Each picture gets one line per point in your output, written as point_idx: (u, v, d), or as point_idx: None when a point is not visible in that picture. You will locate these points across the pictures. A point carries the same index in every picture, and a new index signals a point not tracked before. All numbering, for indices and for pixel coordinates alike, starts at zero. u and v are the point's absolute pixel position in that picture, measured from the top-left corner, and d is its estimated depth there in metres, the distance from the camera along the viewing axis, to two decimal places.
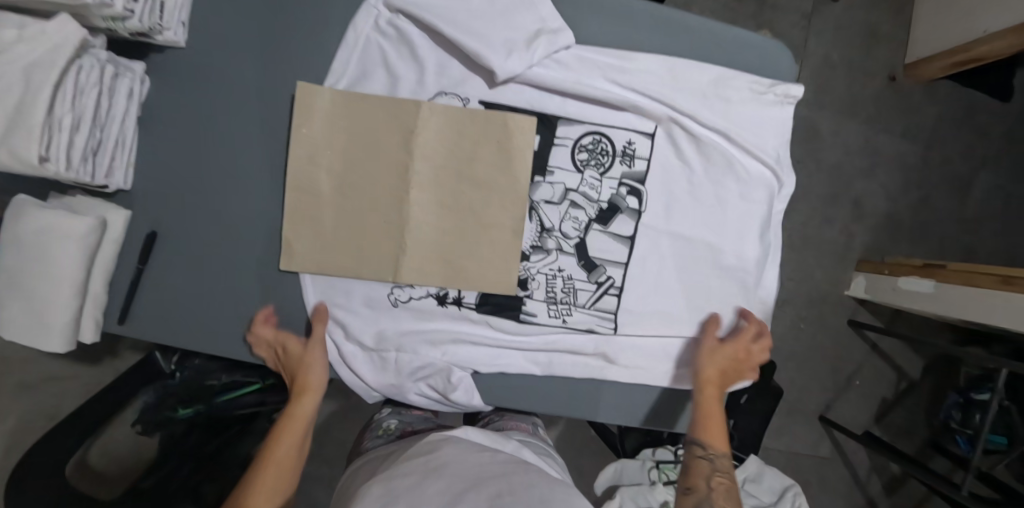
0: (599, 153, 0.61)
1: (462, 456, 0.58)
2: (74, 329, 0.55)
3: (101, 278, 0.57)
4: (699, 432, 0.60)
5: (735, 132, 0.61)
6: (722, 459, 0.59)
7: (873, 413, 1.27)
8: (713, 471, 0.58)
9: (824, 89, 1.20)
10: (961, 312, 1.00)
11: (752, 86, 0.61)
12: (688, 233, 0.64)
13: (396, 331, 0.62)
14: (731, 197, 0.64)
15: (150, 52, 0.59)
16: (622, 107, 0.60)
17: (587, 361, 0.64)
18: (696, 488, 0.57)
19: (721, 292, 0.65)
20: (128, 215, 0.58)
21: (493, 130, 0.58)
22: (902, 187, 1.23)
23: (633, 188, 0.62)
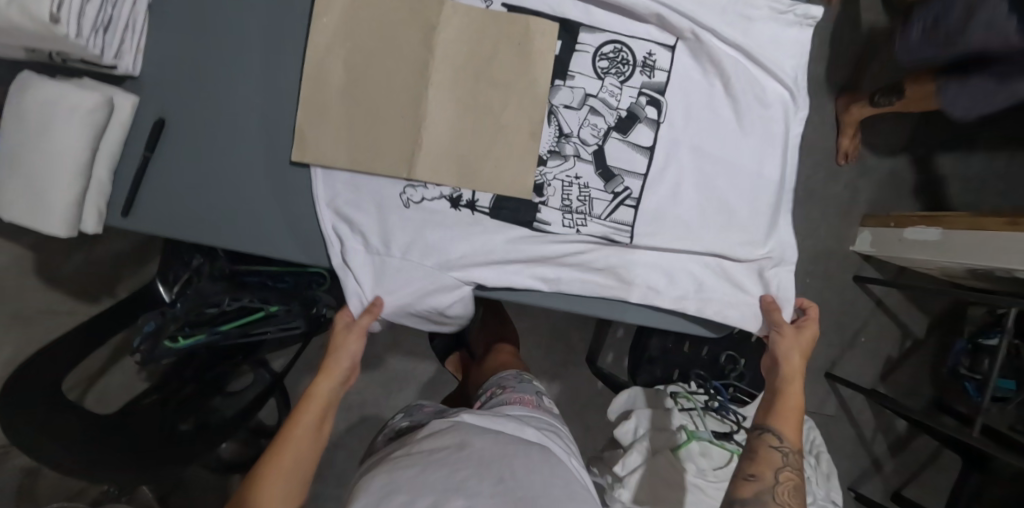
0: (620, 62, 0.60)
1: (472, 437, 0.54)
2: (75, 211, 0.54)
3: (107, 164, 0.56)
4: (773, 422, 0.59)
5: (755, 47, 0.61)
6: (793, 454, 0.58)
7: (878, 371, 1.27)
8: (782, 464, 0.56)
9: (829, 44, 1.21)
10: (968, 257, 1.00)
11: (773, 4, 0.60)
12: (705, 145, 0.63)
13: (406, 232, 0.61)
14: (749, 113, 0.63)
15: None
16: (644, 15, 0.59)
17: (598, 275, 0.62)
18: (761, 476, 0.56)
19: (739, 206, 0.64)
20: (136, 101, 0.56)
21: (515, 31, 0.57)
22: (906, 144, 1.24)
23: (652, 98, 0.61)
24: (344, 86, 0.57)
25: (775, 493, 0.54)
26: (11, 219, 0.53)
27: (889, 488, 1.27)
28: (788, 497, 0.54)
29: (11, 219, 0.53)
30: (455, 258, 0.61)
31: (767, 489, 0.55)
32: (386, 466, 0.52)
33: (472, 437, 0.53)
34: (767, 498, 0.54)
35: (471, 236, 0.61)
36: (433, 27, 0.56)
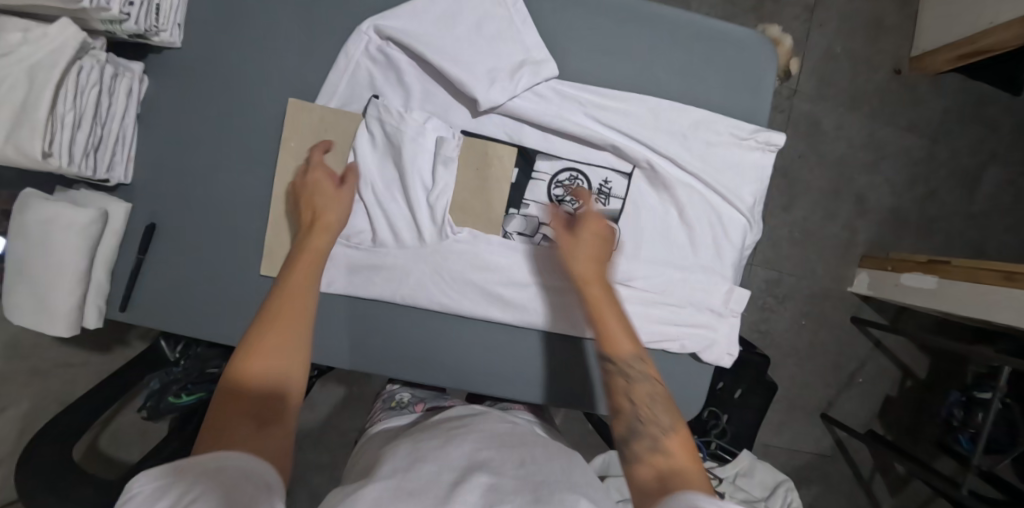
0: (575, 191, 0.59)
1: (489, 428, 0.50)
2: (77, 315, 0.58)
3: (104, 266, 0.60)
4: (604, 342, 0.46)
5: (712, 176, 0.60)
6: (636, 366, 0.45)
7: (877, 411, 1.25)
8: (629, 383, 0.44)
9: (827, 82, 1.18)
10: (966, 308, 0.99)
11: (732, 131, 0.60)
12: (661, 267, 0.61)
13: (364, 345, 0.61)
14: (703, 239, 0.61)
15: (148, 53, 0.61)
16: (602, 146, 0.59)
17: (564, 375, 0.63)
18: (619, 409, 0.44)
19: (693, 328, 0.62)
20: (128, 206, 0.61)
21: (473, 155, 0.58)
22: (907, 182, 1.21)
23: (606, 225, 0.60)
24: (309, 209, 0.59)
25: (646, 425, 0.42)
26: (20, 324, 0.58)
27: None
28: (659, 413, 0.43)
29: (18, 323, 0.58)
30: (415, 375, 0.61)
31: (631, 421, 0.43)
32: (406, 441, 0.47)
33: (495, 426, 0.50)
34: (640, 426, 0.42)
35: (431, 353, 0.61)
36: (394, 155, 0.58)
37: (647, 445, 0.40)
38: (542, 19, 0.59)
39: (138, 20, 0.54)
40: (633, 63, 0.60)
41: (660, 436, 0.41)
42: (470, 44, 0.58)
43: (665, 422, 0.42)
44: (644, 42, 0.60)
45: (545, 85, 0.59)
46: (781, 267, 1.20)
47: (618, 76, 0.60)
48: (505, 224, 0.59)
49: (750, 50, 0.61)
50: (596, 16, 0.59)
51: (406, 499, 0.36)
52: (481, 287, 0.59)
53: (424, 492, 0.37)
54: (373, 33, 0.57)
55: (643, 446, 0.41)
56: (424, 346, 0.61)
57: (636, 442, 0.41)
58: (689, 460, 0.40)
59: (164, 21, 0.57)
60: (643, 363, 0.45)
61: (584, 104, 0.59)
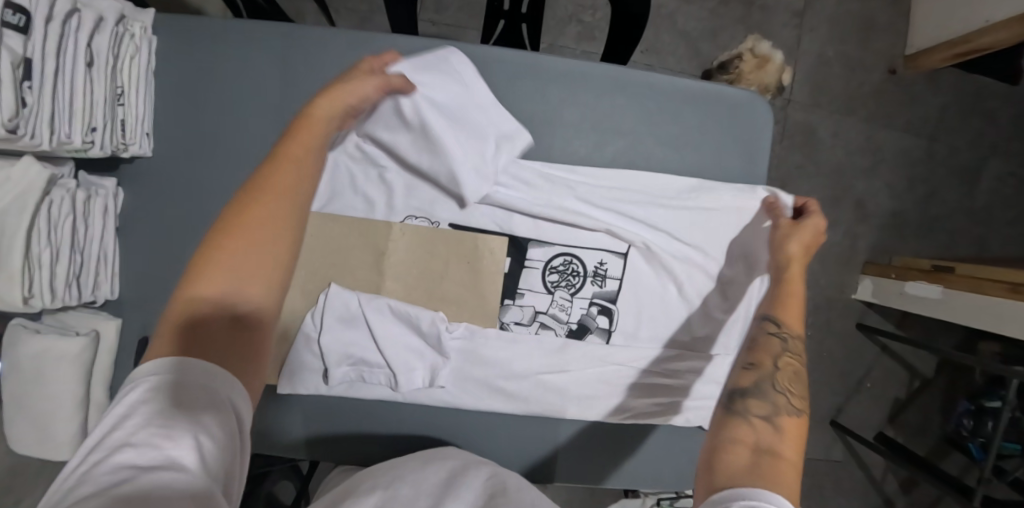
0: (570, 274, 0.58)
1: (462, 457, 0.50)
2: (80, 440, 0.58)
3: (101, 385, 0.60)
4: (779, 314, 0.48)
5: (708, 248, 0.59)
6: (796, 341, 0.46)
7: (886, 414, 1.25)
8: (781, 351, 0.45)
9: (821, 88, 1.15)
10: (970, 319, 0.99)
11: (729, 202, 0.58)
12: (663, 344, 0.60)
13: (361, 449, 0.59)
14: (704, 312, 0.61)
15: (120, 164, 0.59)
16: (593, 229, 0.58)
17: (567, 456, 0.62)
18: (761, 366, 0.44)
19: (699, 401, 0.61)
20: (119, 323, 0.60)
21: (463, 250, 0.57)
22: (908, 183, 1.19)
23: (604, 307, 0.59)
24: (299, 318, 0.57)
25: (776, 392, 0.42)
26: (24, 453, 0.58)
27: None
28: (788, 386, 0.43)
29: (23, 452, 0.58)
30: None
31: (766, 380, 0.43)
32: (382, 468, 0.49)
33: (465, 453, 0.51)
34: (770, 390, 0.42)
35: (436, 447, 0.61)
36: (383, 257, 0.57)
37: (768, 406, 0.41)
38: (523, 102, 0.57)
39: (104, 143, 0.52)
40: (619, 138, 0.58)
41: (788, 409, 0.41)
42: None
43: (795, 403, 0.42)
44: (631, 116, 0.58)
45: (533, 172, 0.57)
46: None
47: (607, 155, 0.58)
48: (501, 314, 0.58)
49: (743, 112, 0.59)
50: (577, 94, 0.57)
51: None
52: (482, 382, 0.59)
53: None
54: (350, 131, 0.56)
55: (761, 410, 0.41)
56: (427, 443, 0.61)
57: (754, 402, 0.41)
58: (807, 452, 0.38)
59: (131, 136, 0.55)
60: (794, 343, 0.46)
61: (575, 188, 0.57)
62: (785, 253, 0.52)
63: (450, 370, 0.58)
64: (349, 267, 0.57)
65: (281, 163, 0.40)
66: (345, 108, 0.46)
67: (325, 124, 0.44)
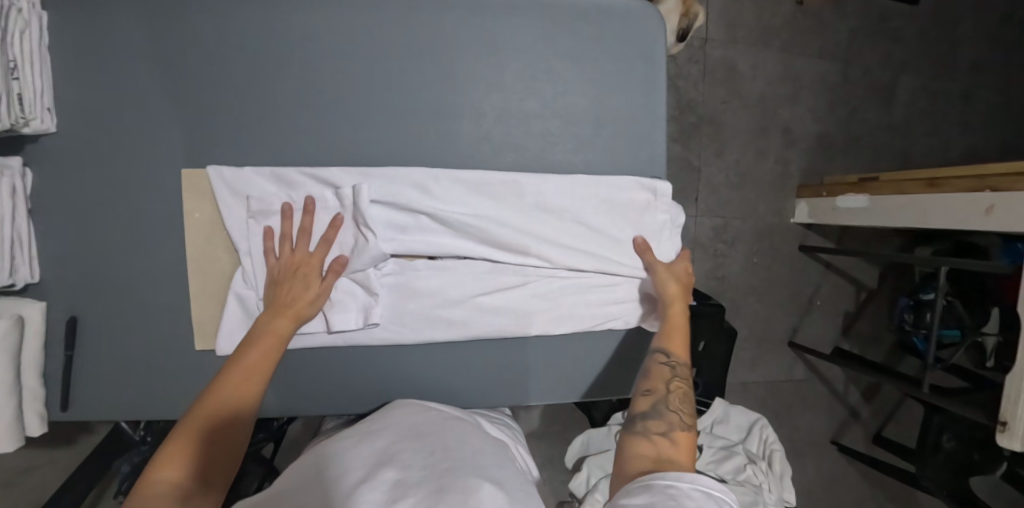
0: (493, 196, 0.61)
1: (401, 423, 0.50)
2: (16, 428, 0.56)
3: (33, 371, 0.58)
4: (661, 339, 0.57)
5: (611, 157, 0.64)
6: (682, 365, 0.56)
7: (838, 329, 1.31)
8: (672, 376, 0.55)
9: (736, 24, 1.20)
10: (897, 220, 1.04)
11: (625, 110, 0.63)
12: (587, 251, 0.63)
13: (310, 394, 0.61)
14: (622, 216, 0.64)
15: (24, 144, 0.58)
16: (505, 150, 0.61)
17: (515, 375, 0.65)
18: (655, 389, 0.53)
19: (628, 298, 0.65)
20: (44, 306, 0.59)
21: (383, 185, 0.59)
22: (828, 106, 1.25)
23: (525, 223, 0.62)
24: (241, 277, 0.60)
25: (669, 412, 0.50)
26: None
27: (869, 431, 1.33)
28: (678, 405, 0.51)
29: None
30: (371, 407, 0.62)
31: (659, 401, 0.51)
32: (322, 449, 0.48)
33: (403, 421, 0.51)
34: (664, 410, 0.51)
35: (384, 386, 0.62)
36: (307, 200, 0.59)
37: (663, 426, 0.49)
38: (423, 34, 0.59)
39: (1, 116, 0.51)
40: (519, 59, 0.61)
41: (680, 426, 0.49)
42: (357, 74, 0.58)
43: (687, 419, 0.50)
44: (529, 35, 0.60)
45: (443, 100, 0.60)
46: (725, 213, 1.23)
47: (513, 77, 0.61)
48: (427, 247, 0.60)
49: (634, 23, 0.63)
50: (474, 19, 0.59)
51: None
52: (417, 312, 0.61)
53: (331, 499, 0.39)
54: (257, 81, 0.58)
55: (658, 428, 0.48)
56: (376, 381, 0.62)
57: (652, 421, 0.49)
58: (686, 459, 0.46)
59: (31, 110, 0.55)
60: (680, 368, 0.55)
61: (483, 112, 0.60)
62: (669, 286, 0.61)
63: (385, 305, 0.60)
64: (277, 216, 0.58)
65: (264, 346, 0.51)
66: (307, 309, 0.55)
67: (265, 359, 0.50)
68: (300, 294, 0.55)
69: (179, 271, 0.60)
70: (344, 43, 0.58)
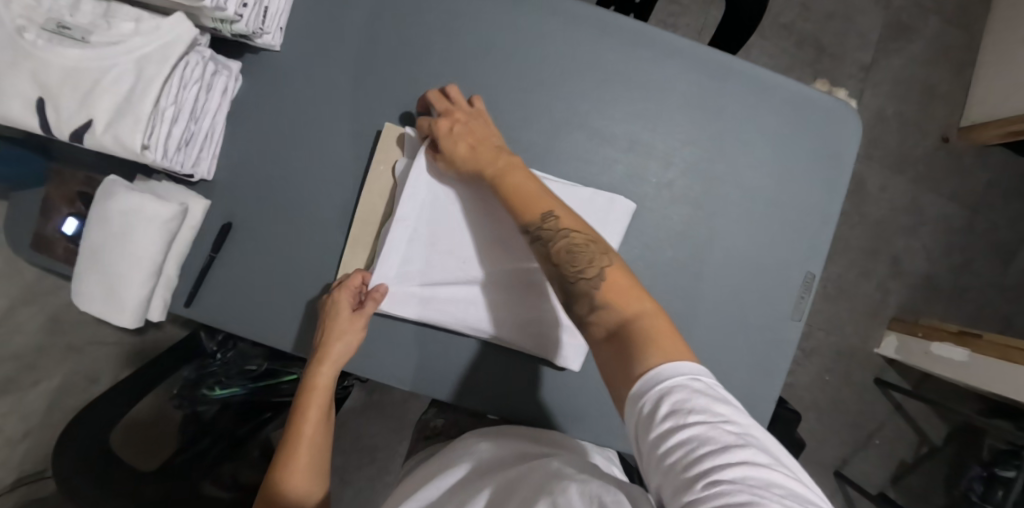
0: (654, 239, 0.61)
1: (504, 460, 0.52)
2: (144, 309, 0.57)
3: (175, 261, 0.59)
4: (516, 214, 0.51)
5: (779, 238, 0.63)
6: (545, 217, 0.49)
7: (890, 474, 1.24)
8: (549, 246, 0.48)
9: (876, 142, 1.21)
10: (995, 384, 1.00)
11: (805, 197, 0.63)
12: (726, 320, 0.62)
13: (422, 370, 0.61)
14: (768, 296, 0.63)
15: (245, 52, 0.61)
16: (681, 199, 0.61)
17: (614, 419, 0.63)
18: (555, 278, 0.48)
19: (750, 378, 0.63)
20: (207, 204, 0.60)
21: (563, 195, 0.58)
22: (944, 249, 1.22)
23: (678, 274, 0.61)
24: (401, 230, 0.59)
25: (581, 284, 0.46)
26: (86, 312, 0.57)
27: None
28: (587, 257, 0.47)
29: (87, 312, 0.57)
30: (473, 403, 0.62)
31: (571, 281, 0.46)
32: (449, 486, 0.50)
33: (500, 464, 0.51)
34: (581, 285, 0.46)
35: (492, 387, 0.62)
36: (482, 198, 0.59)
37: (588, 303, 0.45)
38: (642, 65, 0.60)
39: (248, 22, 0.54)
40: (722, 115, 0.61)
41: (597, 285, 0.45)
42: (569, 84, 0.60)
43: (599, 263, 0.46)
44: (739, 97, 0.61)
45: (638, 134, 0.60)
46: (810, 321, 1.21)
47: (712, 132, 0.61)
48: None
49: (839, 119, 0.63)
50: (693, 70, 0.60)
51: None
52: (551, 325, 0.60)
53: None
54: (476, 63, 0.59)
55: (585, 307, 0.45)
56: (487, 380, 0.62)
57: (581, 303, 0.46)
58: (637, 300, 0.44)
59: (269, 25, 0.57)
60: (548, 221, 0.49)
61: (672, 157, 0.61)
62: (470, 159, 0.54)
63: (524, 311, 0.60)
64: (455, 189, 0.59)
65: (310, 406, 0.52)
66: (342, 352, 0.54)
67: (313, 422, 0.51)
68: (327, 347, 0.54)
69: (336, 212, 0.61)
70: (568, 55, 0.59)
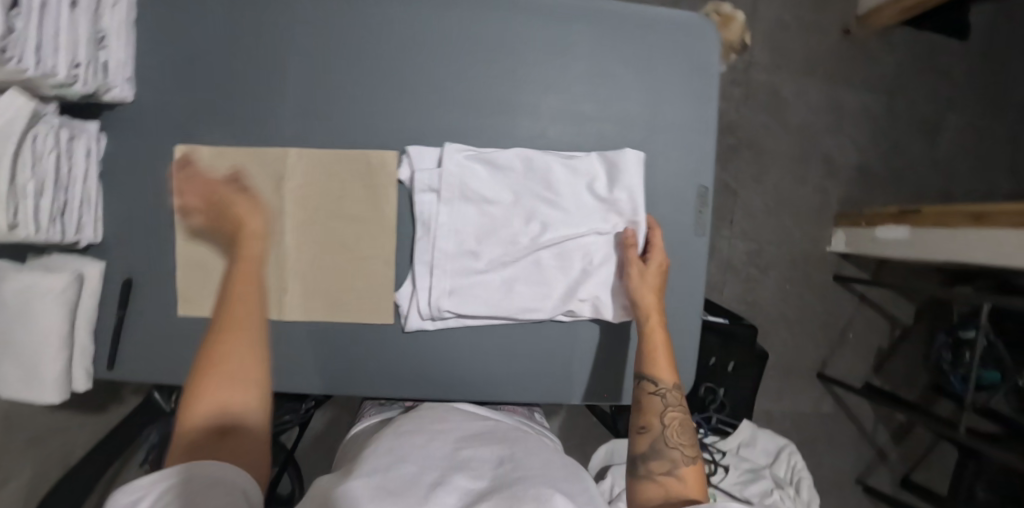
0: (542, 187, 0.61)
1: (458, 424, 0.52)
2: (64, 382, 0.58)
3: (85, 328, 0.60)
4: (651, 372, 0.56)
5: (662, 162, 0.64)
6: (674, 393, 0.55)
7: (870, 363, 1.27)
8: (665, 408, 0.54)
9: (781, 51, 1.22)
10: (939, 254, 1.02)
11: (678, 116, 0.64)
12: None
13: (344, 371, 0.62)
14: (663, 221, 0.64)
15: (103, 111, 0.62)
16: (553, 148, 0.62)
17: (547, 373, 0.64)
18: (650, 427, 0.53)
19: (666, 303, 0.65)
20: (103, 266, 0.61)
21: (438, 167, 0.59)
22: (871, 138, 1.24)
23: (572, 217, 0.61)
24: (376, 228, 0.60)
25: (671, 449, 0.52)
26: (9, 398, 0.58)
27: (897, 475, 1.29)
28: (678, 439, 0.53)
29: (10, 398, 0.58)
30: (404, 390, 0.63)
31: (658, 440, 0.53)
32: (389, 434, 0.49)
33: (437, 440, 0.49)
34: (664, 448, 0.52)
35: (421, 371, 0.63)
36: (482, 191, 0.60)
37: (665, 467, 0.50)
38: (486, 29, 0.60)
39: (87, 80, 0.54)
40: (576, 58, 0.62)
41: (680, 464, 0.51)
42: (419, 65, 0.60)
43: (688, 452, 0.52)
44: (587, 36, 0.62)
45: (503, 95, 0.61)
46: (759, 238, 1.23)
47: (568, 76, 0.62)
48: (494, 232, 0.61)
49: (693, 35, 0.64)
50: (540, 20, 0.61)
51: (385, 499, 0.37)
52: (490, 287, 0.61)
53: (406, 491, 0.39)
54: (327, 68, 0.60)
55: (659, 467, 0.51)
56: (414, 365, 0.63)
57: (654, 462, 0.51)
58: (697, 492, 0.50)
59: (113, 78, 0.58)
60: (671, 395, 0.55)
61: (540, 110, 0.62)
62: (645, 306, 0.58)
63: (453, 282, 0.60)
64: (464, 184, 0.59)
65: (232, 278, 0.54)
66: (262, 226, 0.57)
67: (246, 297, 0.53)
68: (250, 223, 0.57)
69: (294, 224, 0.60)
70: (412, 37, 0.60)
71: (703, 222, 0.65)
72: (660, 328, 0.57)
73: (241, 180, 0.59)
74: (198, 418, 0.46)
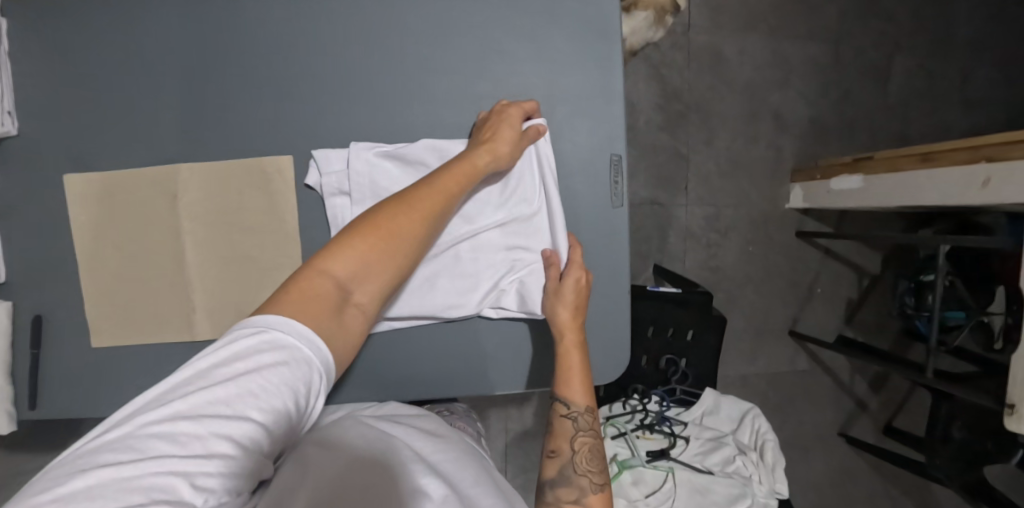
0: None
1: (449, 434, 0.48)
2: None
3: (0, 370, 0.59)
4: (564, 393, 0.57)
5: (568, 137, 0.62)
6: (586, 416, 0.57)
7: (841, 316, 1.26)
8: (576, 433, 0.57)
9: (720, 9, 1.19)
10: (891, 199, 1.00)
11: (582, 88, 0.62)
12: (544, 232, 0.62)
13: None
14: (575, 197, 0.63)
15: None
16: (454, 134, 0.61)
17: (469, 365, 0.63)
18: (559, 452, 0.56)
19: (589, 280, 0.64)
20: (10, 305, 0.59)
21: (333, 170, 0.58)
22: (820, 89, 1.22)
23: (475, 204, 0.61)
24: (274, 238, 0.59)
25: (578, 475, 0.54)
26: None
27: (878, 423, 1.29)
28: (587, 465, 0.55)
29: None
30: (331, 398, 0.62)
31: (567, 466, 0.55)
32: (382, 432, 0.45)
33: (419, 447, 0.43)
34: (573, 474, 0.54)
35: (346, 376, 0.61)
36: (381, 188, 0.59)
37: (574, 494, 0.53)
38: (372, 20, 0.58)
39: None
40: (469, 40, 0.60)
41: (587, 491, 0.53)
42: (306, 65, 0.59)
43: (596, 478, 0.54)
44: (479, 15, 0.60)
45: (394, 85, 0.59)
46: (716, 202, 1.21)
47: (463, 59, 0.60)
48: None
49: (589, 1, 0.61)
50: (424, 4, 0.59)
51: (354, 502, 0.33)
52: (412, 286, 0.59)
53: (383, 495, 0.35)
54: (213, 78, 0.59)
55: (569, 494, 0.53)
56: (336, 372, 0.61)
57: (562, 489, 0.53)
58: None
59: None
60: (582, 418, 0.57)
61: (438, 98, 0.60)
62: (559, 322, 0.57)
63: None
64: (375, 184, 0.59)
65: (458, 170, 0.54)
66: (511, 138, 0.56)
67: (442, 201, 0.51)
68: (498, 132, 0.56)
69: (193, 241, 0.59)
70: (297, 38, 0.58)
71: (617, 193, 0.63)
72: (573, 342, 0.57)
73: (137, 202, 0.59)
74: (325, 286, 0.44)
